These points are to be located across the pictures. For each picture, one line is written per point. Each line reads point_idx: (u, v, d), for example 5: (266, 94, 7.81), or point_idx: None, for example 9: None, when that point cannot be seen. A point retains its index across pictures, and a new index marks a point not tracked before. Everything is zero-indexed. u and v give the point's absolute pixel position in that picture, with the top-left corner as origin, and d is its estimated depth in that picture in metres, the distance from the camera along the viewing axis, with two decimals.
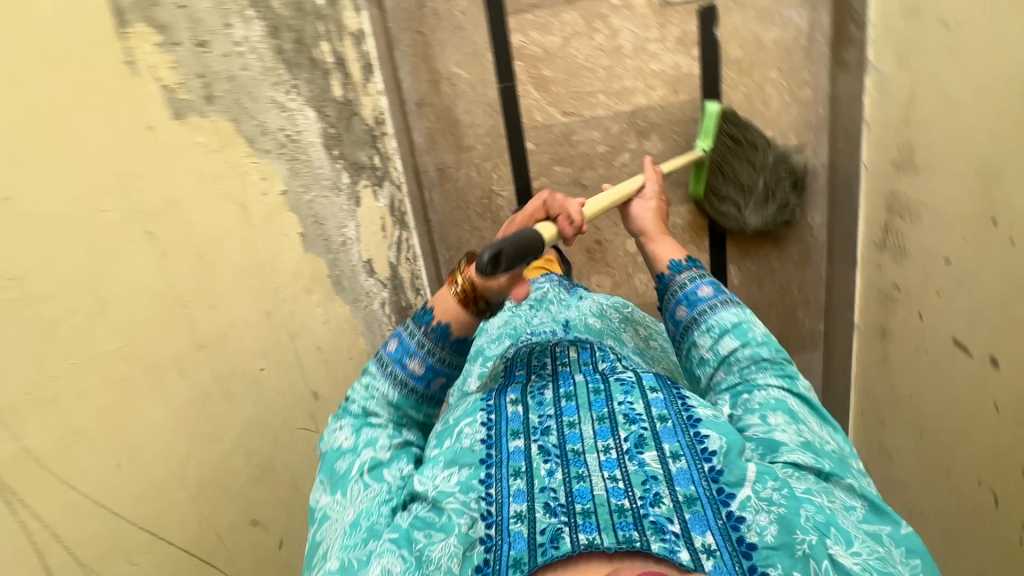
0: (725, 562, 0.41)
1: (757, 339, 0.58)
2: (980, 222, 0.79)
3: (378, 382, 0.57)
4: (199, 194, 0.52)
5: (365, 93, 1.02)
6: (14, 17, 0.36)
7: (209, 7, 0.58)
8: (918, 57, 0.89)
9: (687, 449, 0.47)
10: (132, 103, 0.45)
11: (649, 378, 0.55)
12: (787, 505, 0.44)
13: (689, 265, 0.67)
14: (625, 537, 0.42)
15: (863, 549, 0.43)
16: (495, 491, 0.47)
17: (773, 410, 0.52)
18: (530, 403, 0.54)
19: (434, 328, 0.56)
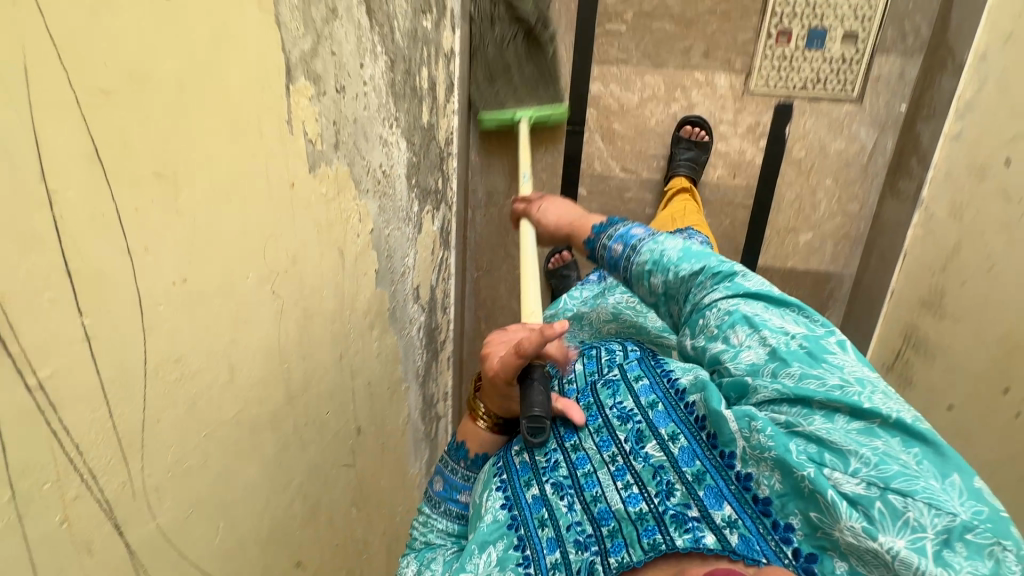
0: (750, 530, 0.49)
1: (672, 257, 0.61)
2: (992, 386, 0.85)
3: (435, 519, 0.68)
4: (315, 245, 0.53)
5: (443, 114, 1.01)
6: (219, 92, 0.36)
7: (351, 49, 0.57)
8: (972, 214, 0.95)
9: (683, 427, 0.57)
10: (284, 164, 0.45)
11: (635, 371, 0.67)
12: (776, 445, 0.47)
13: (608, 223, 0.70)
14: (650, 544, 0.51)
15: (862, 463, 0.44)
16: (531, 550, 0.57)
17: (731, 327, 0.55)
18: (534, 445, 0.66)
19: (472, 460, 0.69)
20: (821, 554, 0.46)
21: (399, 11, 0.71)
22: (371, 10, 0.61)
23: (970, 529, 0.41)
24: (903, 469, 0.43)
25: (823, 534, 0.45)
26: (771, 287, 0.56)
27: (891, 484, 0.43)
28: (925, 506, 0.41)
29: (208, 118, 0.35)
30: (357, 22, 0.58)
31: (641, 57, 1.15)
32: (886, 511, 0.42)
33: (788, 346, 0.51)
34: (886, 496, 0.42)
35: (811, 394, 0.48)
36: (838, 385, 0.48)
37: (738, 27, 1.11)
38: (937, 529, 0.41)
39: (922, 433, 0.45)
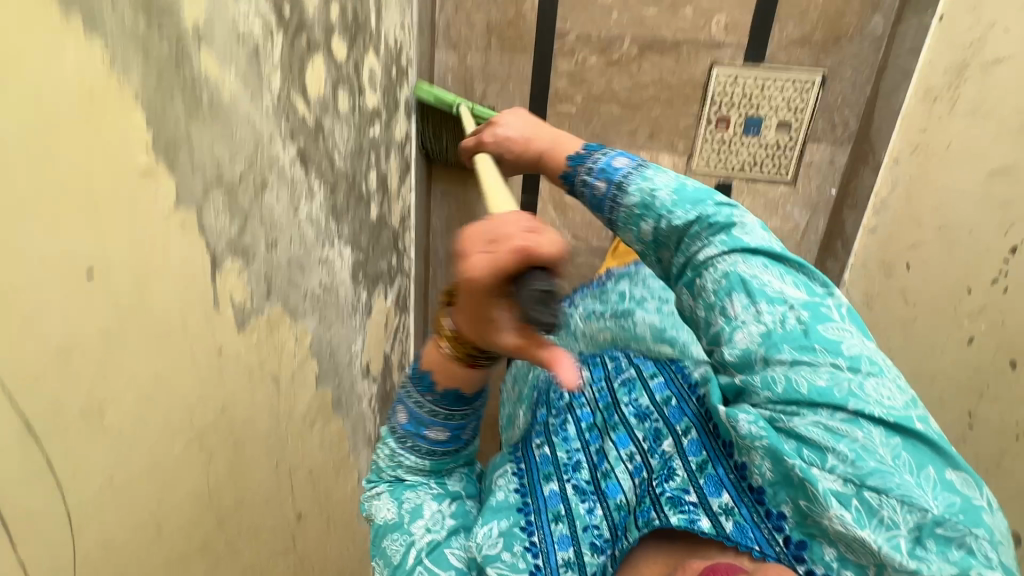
0: (745, 518, 0.60)
1: (667, 200, 0.68)
2: None
3: (405, 455, 0.71)
4: (245, 388, 0.61)
5: (397, 198, 1.09)
6: (140, 315, 0.44)
7: (284, 203, 0.65)
8: (881, 305, 1.03)
9: (694, 423, 0.73)
10: (209, 338, 0.53)
11: (653, 379, 0.84)
12: (768, 437, 0.58)
13: (586, 152, 0.77)
14: (645, 522, 0.66)
15: (838, 461, 0.54)
16: (539, 538, 0.68)
17: (729, 296, 0.63)
18: (560, 444, 0.82)
19: (439, 393, 0.67)
20: (811, 541, 0.56)
21: (340, 139, 0.78)
22: (307, 158, 0.69)
23: (939, 523, 0.50)
24: (878, 465, 0.53)
25: (812, 522, 0.56)
26: (768, 247, 0.65)
27: (866, 482, 0.53)
28: (898, 503, 0.52)
29: (128, 341, 0.43)
30: (290, 178, 0.65)
31: (590, 136, 1.22)
32: (860, 507, 0.53)
33: (783, 331, 0.60)
34: (861, 493, 0.53)
35: (797, 397, 0.58)
36: (827, 373, 0.57)
37: (680, 113, 1.18)
38: (909, 525, 0.51)
39: (906, 423, 0.54)
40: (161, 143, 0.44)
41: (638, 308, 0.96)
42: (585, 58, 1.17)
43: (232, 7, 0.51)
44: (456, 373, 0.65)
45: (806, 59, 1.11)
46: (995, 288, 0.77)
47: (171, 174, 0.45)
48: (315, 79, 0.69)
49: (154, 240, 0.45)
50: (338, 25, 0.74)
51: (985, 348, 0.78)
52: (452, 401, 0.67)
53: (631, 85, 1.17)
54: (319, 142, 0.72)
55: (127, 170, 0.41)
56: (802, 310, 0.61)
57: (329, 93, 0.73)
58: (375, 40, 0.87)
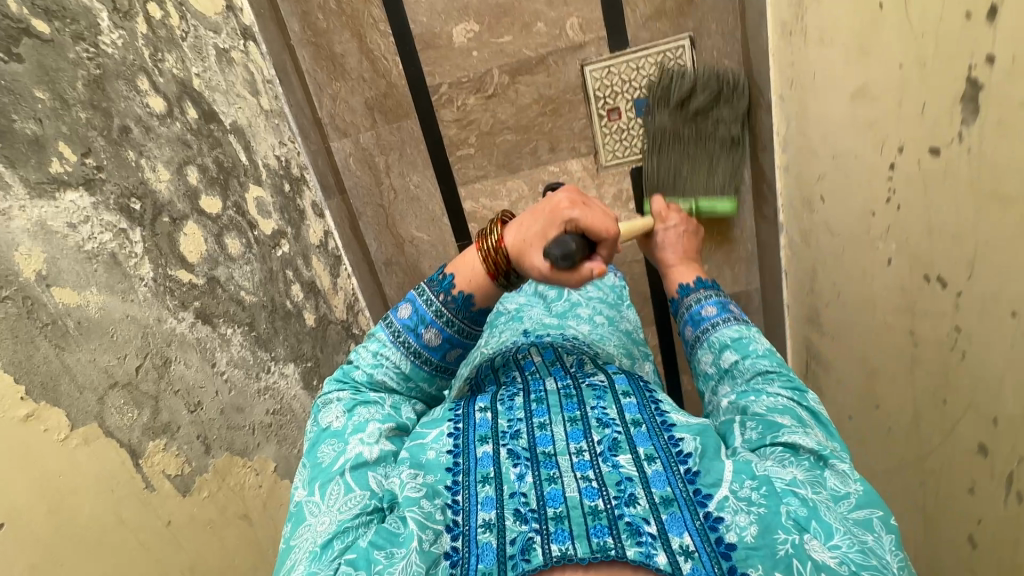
0: (704, 564, 0.44)
1: (757, 352, 0.62)
2: (867, 402, 0.94)
3: (389, 351, 0.62)
4: (210, 540, 0.67)
5: (335, 292, 1.15)
6: (71, 530, 0.51)
7: (196, 365, 0.71)
8: (814, 241, 1.02)
9: (661, 452, 0.52)
10: (152, 518, 0.59)
11: (622, 384, 0.61)
12: (766, 504, 0.47)
13: (701, 288, 0.71)
14: (600, 546, 0.45)
15: (844, 542, 0.45)
16: (462, 499, 0.50)
17: (780, 412, 0.55)
18: (500, 408, 0.59)
19: (454, 296, 0.60)
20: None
21: (242, 278, 0.84)
22: (208, 315, 0.75)
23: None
24: (878, 566, 0.44)
25: None
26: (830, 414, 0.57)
27: (861, 571, 0.44)
28: None
29: (66, 561, 0.50)
30: (196, 341, 0.71)
31: (497, 169, 1.25)
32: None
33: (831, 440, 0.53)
34: None
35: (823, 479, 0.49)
36: (860, 484, 0.49)
37: (570, 119, 1.20)
38: None
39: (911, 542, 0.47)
40: (36, 388, 0.50)
41: (571, 313, 0.92)
42: (464, 101, 1.20)
43: (73, 235, 0.58)
44: (477, 276, 0.60)
45: (668, 29, 1.13)
46: (890, 206, 0.76)
47: (57, 406, 0.52)
48: (192, 244, 0.75)
49: (58, 466, 0.51)
50: (202, 184, 0.80)
51: (901, 266, 0.76)
52: (463, 310, 0.60)
53: (516, 111, 1.20)
54: (219, 294, 0.78)
55: (7, 425, 0.47)
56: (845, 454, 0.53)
57: (214, 246, 0.79)
58: (253, 172, 0.94)
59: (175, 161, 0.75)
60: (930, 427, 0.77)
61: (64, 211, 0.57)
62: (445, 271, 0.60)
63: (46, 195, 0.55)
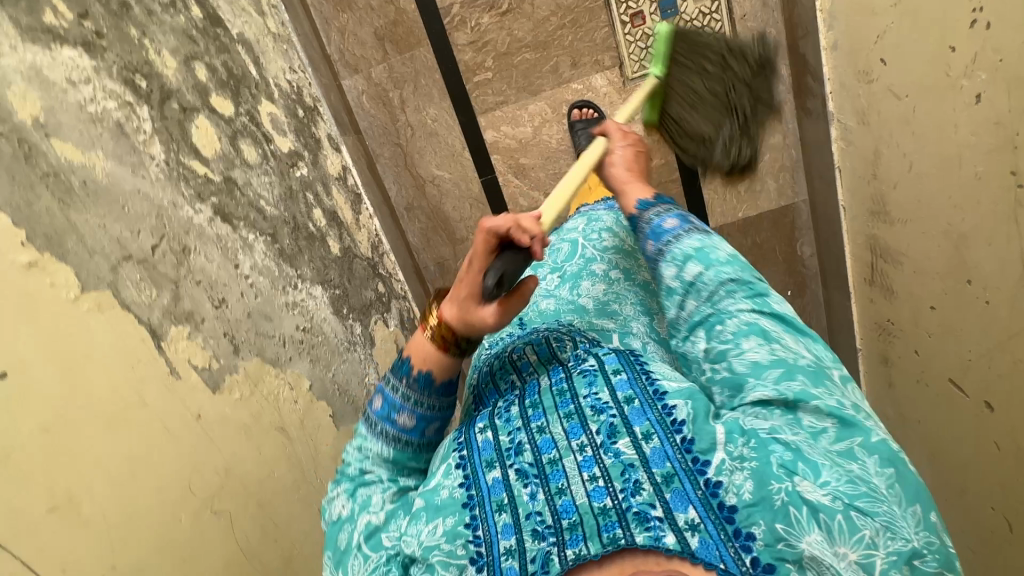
0: (711, 534, 0.39)
1: (721, 259, 0.52)
2: (956, 281, 0.84)
3: (370, 442, 0.53)
4: (246, 445, 0.60)
5: (359, 229, 1.09)
6: (91, 392, 0.45)
7: (218, 261, 0.64)
8: (875, 118, 0.93)
9: (659, 427, 0.45)
10: (180, 408, 0.53)
11: (611, 361, 0.52)
12: (758, 457, 0.41)
13: (657, 202, 0.59)
14: (610, 539, 0.41)
15: (833, 476, 0.40)
16: (483, 531, 0.44)
17: (746, 336, 0.47)
18: (498, 423, 0.51)
19: (415, 377, 0.52)
20: (780, 567, 0.38)
21: (261, 187, 0.78)
22: (227, 213, 0.69)
23: (918, 557, 0.38)
24: (870, 491, 0.39)
25: (784, 545, 0.38)
26: (797, 316, 0.49)
27: (854, 501, 0.39)
28: (881, 526, 0.38)
29: (84, 433, 0.43)
30: (215, 237, 0.65)
31: (518, 92, 1.19)
32: (846, 525, 0.38)
33: (800, 358, 0.45)
34: (849, 512, 0.38)
35: (808, 399, 0.43)
36: (835, 403, 0.43)
37: (592, 29, 1.13)
38: (888, 550, 0.38)
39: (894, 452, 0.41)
40: (40, 238, 0.44)
41: (585, 273, 0.74)
42: (478, 21, 1.15)
43: (74, 92, 0.52)
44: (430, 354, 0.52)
45: None
46: (976, 32, 0.67)
47: (62, 261, 0.45)
48: (205, 138, 0.69)
49: (70, 327, 0.44)
50: (212, 83, 0.74)
51: (995, 98, 0.67)
52: (428, 389, 0.51)
53: (533, 26, 1.14)
54: (237, 196, 0.72)
55: (9, 268, 0.41)
56: (812, 364, 0.45)
57: (228, 146, 0.74)
58: (264, 87, 0.88)
59: (181, 52, 0.70)
60: None
61: (61, 65, 0.51)
62: (400, 356, 0.52)
63: (41, 44, 0.50)
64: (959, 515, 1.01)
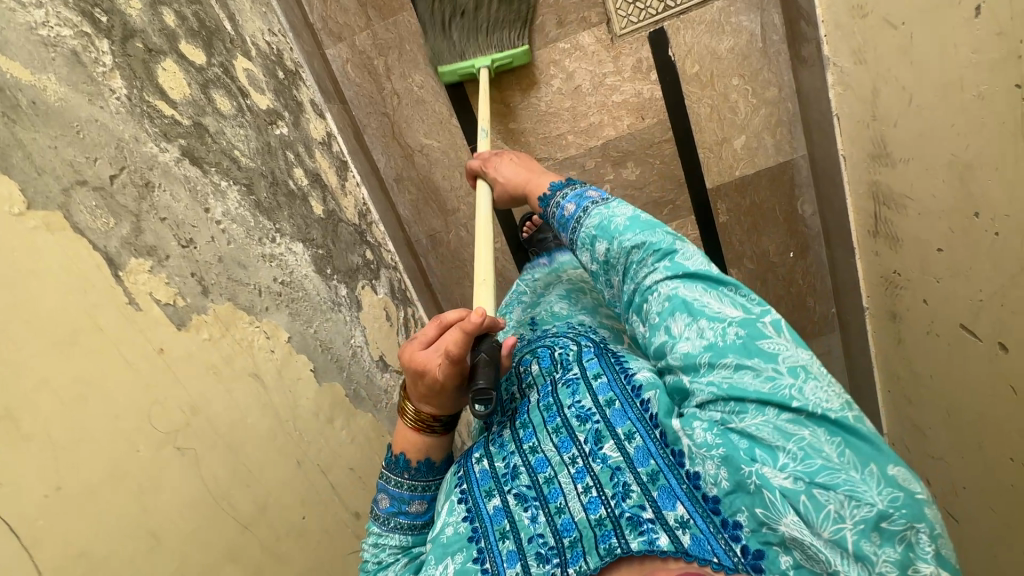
0: (702, 529, 0.45)
1: (620, 227, 0.58)
2: (963, 216, 0.80)
3: (386, 537, 0.59)
4: (215, 387, 0.57)
5: (344, 195, 1.06)
6: (12, 305, 0.42)
7: (185, 202, 0.62)
8: (872, 55, 0.90)
9: (639, 425, 0.52)
10: (141, 339, 0.50)
11: (592, 366, 0.59)
12: (723, 443, 0.45)
13: (566, 186, 0.69)
14: (607, 549, 0.47)
15: (790, 458, 0.42)
16: (490, 562, 0.52)
17: (671, 315, 0.51)
18: (494, 450, 0.60)
19: (416, 468, 0.61)
20: (768, 550, 0.43)
21: (235, 138, 0.76)
22: (196, 157, 0.67)
23: (885, 518, 0.40)
24: (826, 463, 0.42)
25: (768, 528, 0.42)
26: (711, 265, 0.52)
27: (814, 478, 0.41)
28: (845, 498, 0.40)
29: (26, 348, 0.42)
30: (183, 178, 0.63)
31: None
32: (811, 503, 0.41)
33: (726, 336, 0.47)
34: (811, 490, 0.41)
35: (743, 393, 0.45)
36: (771, 377, 0.45)
37: None
38: (855, 519, 0.40)
39: (848, 421, 0.43)
40: None
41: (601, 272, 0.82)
42: None
43: (24, 14, 0.50)
44: (428, 444, 0.61)
45: None
46: None
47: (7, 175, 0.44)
48: (172, 81, 0.67)
49: (12, 242, 0.43)
50: (181, 30, 0.72)
51: (998, 5, 0.64)
52: (431, 472, 0.62)
53: None
54: (208, 142, 0.70)
55: None
56: (742, 329, 0.47)
57: (199, 93, 0.72)
58: (240, 44, 0.86)
59: None
60: None
61: None
62: (394, 455, 0.61)
63: None
64: (979, 473, 0.96)
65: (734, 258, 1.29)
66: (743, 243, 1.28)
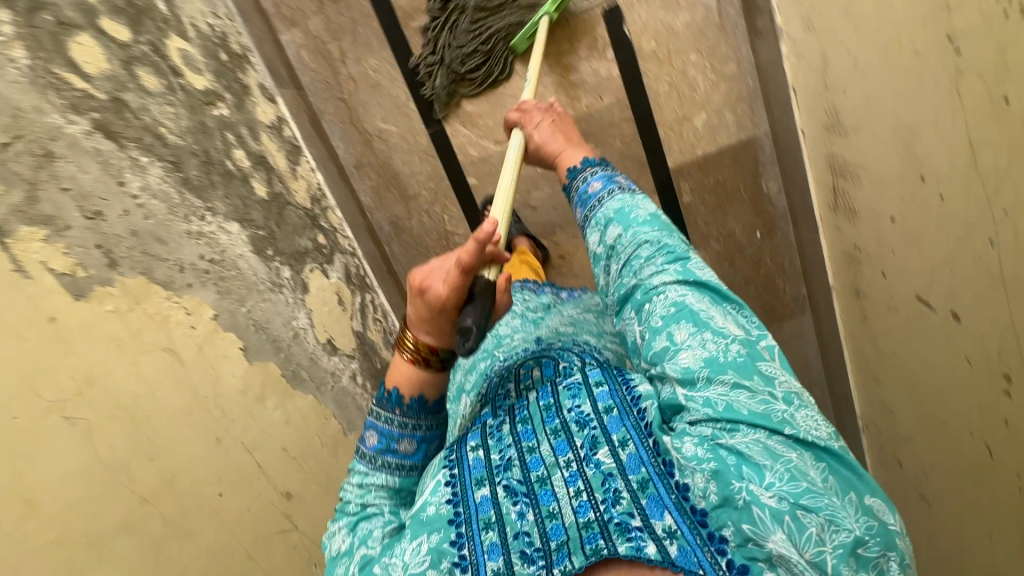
0: (689, 541, 0.43)
1: (639, 220, 0.60)
2: (912, 181, 0.78)
3: (371, 477, 0.59)
4: (119, 359, 0.56)
5: (294, 178, 1.06)
6: None
7: (96, 175, 0.62)
8: (820, 21, 0.88)
9: (634, 432, 0.49)
10: (31, 306, 0.50)
11: (594, 374, 0.56)
12: (714, 458, 0.45)
13: (591, 164, 0.72)
14: (592, 550, 0.44)
15: (776, 477, 0.43)
16: (468, 551, 0.48)
17: (676, 323, 0.52)
18: (491, 443, 0.56)
19: (408, 404, 0.59)
20: (754, 567, 0.42)
21: (163, 115, 0.76)
22: (112, 131, 0.66)
23: (861, 544, 0.42)
24: (809, 487, 0.43)
25: (754, 544, 0.42)
26: (718, 281, 0.55)
27: (799, 500, 0.42)
28: (825, 522, 0.42)
29: None
30: (94, 151, 0.62)
31: None
32: (794, 524, 0.42)
33: (728, 352, 0.49)
34: (795, 511, 0.42)
35: (739, 415, 0.46)
36: (765, 400, 0.47)
37: None
38: (834, 543, 0.42)
39: (834, 450, 0.46)
40: None
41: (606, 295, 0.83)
42: None
43: None
44: (425, 380, 0.59)
45: None
46: None
47: None
48: (89, 55, 0.67)
49: None
50: (104, 7, 0.72)
51: None
52: (423, 411, 0.60)
53: None
54: (128, 118, 0.69)
55: None
56: (742, 346, 0.50)
57: (120, 69, 0.71)
58: (175, 23, 0.86)
59: None
60: (993, 154, 0.61)
61: None
62: (387, 389, 0.59)
63: None
64: (942, 450, 0.93)
65: (700, 240, 1.27)
66: (709, 223, 1.25)
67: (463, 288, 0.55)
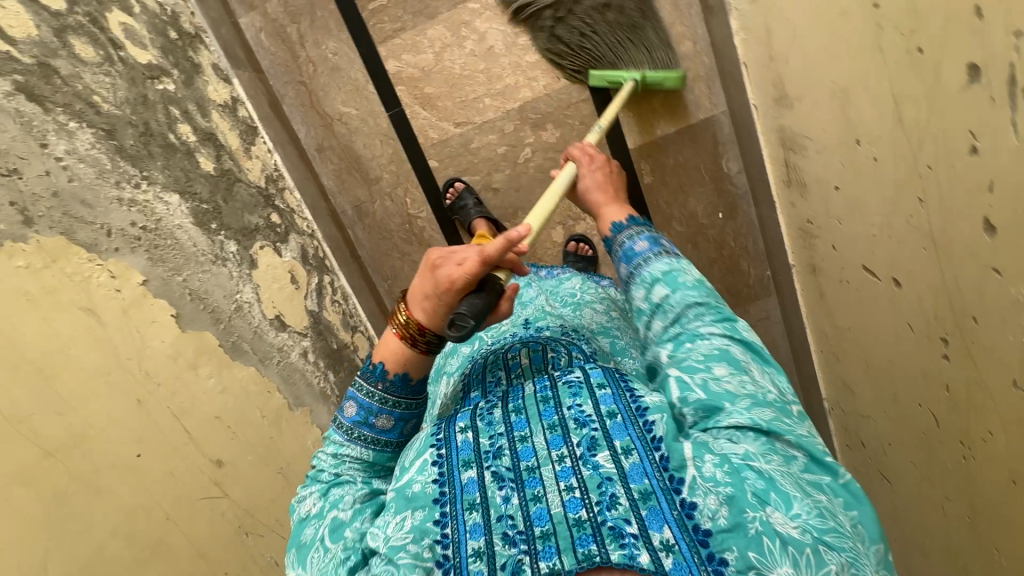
0: (686, 557, 0.37)
1: (689, 284, 0.55)
2: (848, 146, 0.77)
3: (347, 448, 0.52)
4: (27, 314, 0.57)
5: (248, 157, 1.06)
6: None
7: (15, 136, 0.62)
8: None
9: (639, 441, 0.42)
10: None
11: (597, 373, 0.49)
12: (732, 483, 0.40)
13: (631, 225, 0.65)
14: (585, 553, 0.38)
15: (803, 510, 0.39)
16: (451, 530, 0.41)
17: (716, 360, 0.48)
18: (480, 424, 0.47)
19: (392, 381, 0.52)
20: None
21: (97, 85, 0.76)
22: (36, 95, 0.66)
23: None
24: (836, 526, 0.39)
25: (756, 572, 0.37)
26: (760, 343, 0.53)
27: (823, 535, 0.38)
28: (846, 563, 0.38)
29: None
30: (14, 111, 0.63)
31: (414, 16, 1.17)
32: (814, 559, 0.37)
33: (767, 394, 0.46)
34: (817, 546, 0.38)
35: (780, 432, 0.44)
36: (798, 439, 0.44)
37: None
38: None
39: (854, 487, 0.43)
40: None
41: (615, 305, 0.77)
42: None
43: None
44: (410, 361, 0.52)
45: None
46: None
47: None
48: (15, 20, 0.67)
49: None
50: None
51: None
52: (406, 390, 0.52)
53: None
54: (56, 84, 0.70)
55: None
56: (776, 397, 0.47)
57: (52, 37, 0.72)
58: None
59: None
60: (914, 107, 0.61)
61: None
62: (374, 362, 0.52)
63: None
64: (896, 425, 0.92)
65: (662, 221, 1.26)
66: (671, 204, 1.25)
67: (479, 276, 0.50)
